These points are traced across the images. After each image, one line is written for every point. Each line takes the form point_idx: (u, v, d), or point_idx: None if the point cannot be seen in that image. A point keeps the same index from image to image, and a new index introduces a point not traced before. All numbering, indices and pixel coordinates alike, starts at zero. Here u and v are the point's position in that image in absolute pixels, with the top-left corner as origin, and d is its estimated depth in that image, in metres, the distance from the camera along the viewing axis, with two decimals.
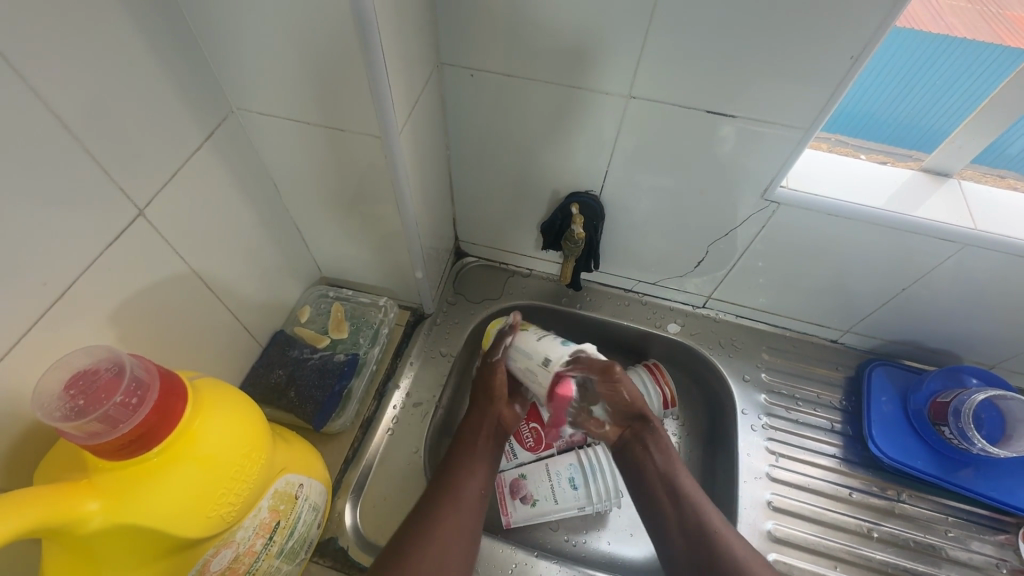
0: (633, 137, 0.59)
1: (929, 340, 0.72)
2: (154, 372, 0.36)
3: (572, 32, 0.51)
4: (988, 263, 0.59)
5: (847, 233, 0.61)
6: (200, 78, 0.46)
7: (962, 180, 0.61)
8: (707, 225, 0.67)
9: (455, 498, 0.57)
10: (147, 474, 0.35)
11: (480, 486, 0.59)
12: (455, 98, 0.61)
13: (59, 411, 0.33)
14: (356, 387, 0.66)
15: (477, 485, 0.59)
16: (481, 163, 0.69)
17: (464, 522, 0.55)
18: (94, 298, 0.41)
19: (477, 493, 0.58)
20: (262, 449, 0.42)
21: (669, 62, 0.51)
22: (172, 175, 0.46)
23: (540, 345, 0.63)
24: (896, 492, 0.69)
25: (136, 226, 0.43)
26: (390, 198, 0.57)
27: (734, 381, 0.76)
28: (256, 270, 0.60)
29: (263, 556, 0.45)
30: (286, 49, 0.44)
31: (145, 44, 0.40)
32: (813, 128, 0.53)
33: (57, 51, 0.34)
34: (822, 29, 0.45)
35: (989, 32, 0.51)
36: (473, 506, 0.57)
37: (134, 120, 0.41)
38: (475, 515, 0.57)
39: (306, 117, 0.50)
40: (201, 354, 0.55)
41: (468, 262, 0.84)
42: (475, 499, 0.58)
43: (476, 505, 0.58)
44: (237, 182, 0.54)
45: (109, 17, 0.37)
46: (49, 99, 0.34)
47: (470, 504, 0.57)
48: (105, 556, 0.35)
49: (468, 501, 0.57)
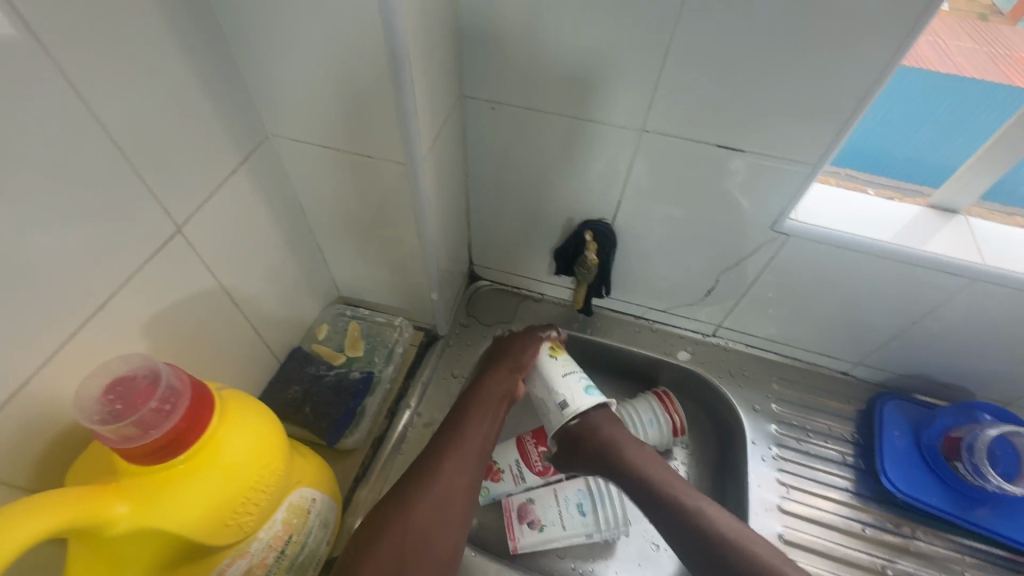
0: (644, 169, 0.62)
1: (941, 375, 0.72)
2: (187, 381, 0.37)
3: (588, 69, 0.54)
4: (999, 298, 0.60)
5: (858, 266, 0.62)
6: (239, 107, 0.50)
7: (970, 217, 0.62)
8: (718, 254, 0.68)
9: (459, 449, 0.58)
10: (173, 480, 0.36)
11: (486, 443, 0.60)
12: (476, 129, 0.64)
13: (97, 415, 0.34)
14: (369, 405, 0.68)
15: (481, 439, 0.59)
16: (498, 190, 0.71)
17: (466, 468, 0.57)
18: (131, 309, 0.43)
19: (480, 449, 0.59)
20: (280, 461, 0.43)
21: (679, 100, 0.54)
22: (209, 195, 0.48)
23: (563, 382, 0.61)
24: (911, 529, 0.67)
25: (175, 242, 0.46)
26: (410, 222, 0.59)
27: (744, 411, 0.76)
28: (279, 288, 0.62)
29: (275, 569, 0.46)
30: (321, 81, 0.47)
31: (192, 75, 0.44)
32: (819, 164, 0.55)
33: (119, 83, 0.38)
34: (823, 71, 0.48)
35: (996, 73, 0.53)
36: (474, 460, 0.58)
37: (179, 144, 0.44)
38: (476, 468, 0.58)
39: (335, 143, 0.53)
40: (223, 367, 0.57)
41: (481, 286, 0.86)
42: (476, 452, 0.58)
43: (480, 454, 0.59)
44: (267, 203, 0.56)
45: (164, 51, 0.41)
46: (104, 120, 0.37)
47: (473, 454, 0.58)
48: (126, 560, 0.36)
49: (474, 454, 0.58)
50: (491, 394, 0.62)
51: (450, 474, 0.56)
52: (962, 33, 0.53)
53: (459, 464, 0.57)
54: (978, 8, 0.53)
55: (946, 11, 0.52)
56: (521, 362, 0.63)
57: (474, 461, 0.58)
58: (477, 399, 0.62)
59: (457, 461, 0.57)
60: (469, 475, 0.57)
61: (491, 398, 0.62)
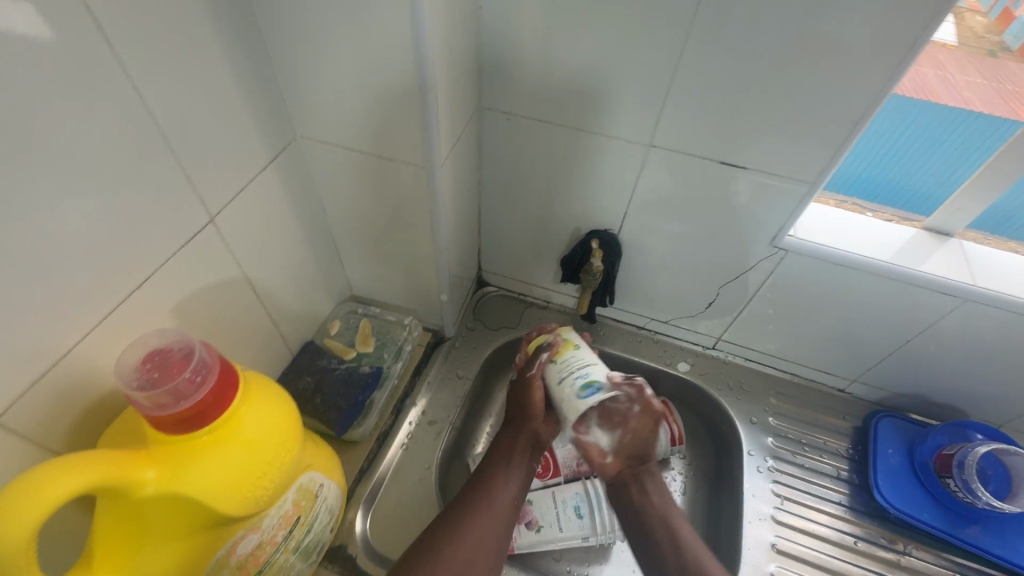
0: (650, 183, 0.65)
1: (936, 395, 0.74)
2: (217, 357, 0.40)
3: (600, 85, 0.58)
4: (990, 319, 0.62)
5: (854, 283, 0.64)
6: (273, 108, 0.53)
7: (963, 241, 0.64)
8: (719, 268, 0.71)
9: (489, 509, 0.59)
10: (197, 451, 0.38)
11: (512, 503, 0.61)
12: (491, 139, 0.68)
13: (135, 381, 0.37)
14: (377, 399, 0.70)
15: (509, 493, 0.61)
16: (509, 199, 0.74)
17: (493, 533, 0.57)
18: (164, 289, 0.46)
19: (509, 507, 0.60)
20: (295, 441, 0.45)
21: (685, 117, 0.57)
22: (241, 189, 0.52)
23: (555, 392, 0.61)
24: (903, 545, 0.68)
25: (207, 230, 0.49)
26: (425, 225, 0.62)
27: (742, 423, 0.77)
28: (297, 282, 0.65)
29: (282, 549, 0.48)
30: (351, 87, 0.50)
31: (233, 76, 0.47)
32: (817, 183, 0.57)
33: (170, 82, 0.41)
34: (822, 95, 0.51)
35: (1006, 108, 0.55)
36: (503, 518, 0.59)
37: (218, 139, 0.47)
38: (504, 526, 0.58)
39: (359, 146, 0.56)
40: (241, 354, 0.59)
41: (489, 291, 0.89)
42: (506, 506, 0.60)
43: (508, 514, 0.60)
44: (291, 200, 0.59)
45: (210, 54, 0.44)
46: (154, 110, 0.41)
47: (500, 512, 0.59)
48: (149, 525, 0.38)
49: (499, 515, 0.59)
50: (517, 445, 0.65)
51: (477, 530, 0.56)
52: (971, 70, 0.57)
53: (487, 521, 0.57)
54: (987, 45, 0.58)
55: (952, 46, 0.57)
56: (535, 405, 0.65)
57: (501, 519, 0.59)
58: (505, 450, 0.64)
59: (485, 521, 0.57)
60: (494, 535, 0.57)
61: (518, 448, 0.65)
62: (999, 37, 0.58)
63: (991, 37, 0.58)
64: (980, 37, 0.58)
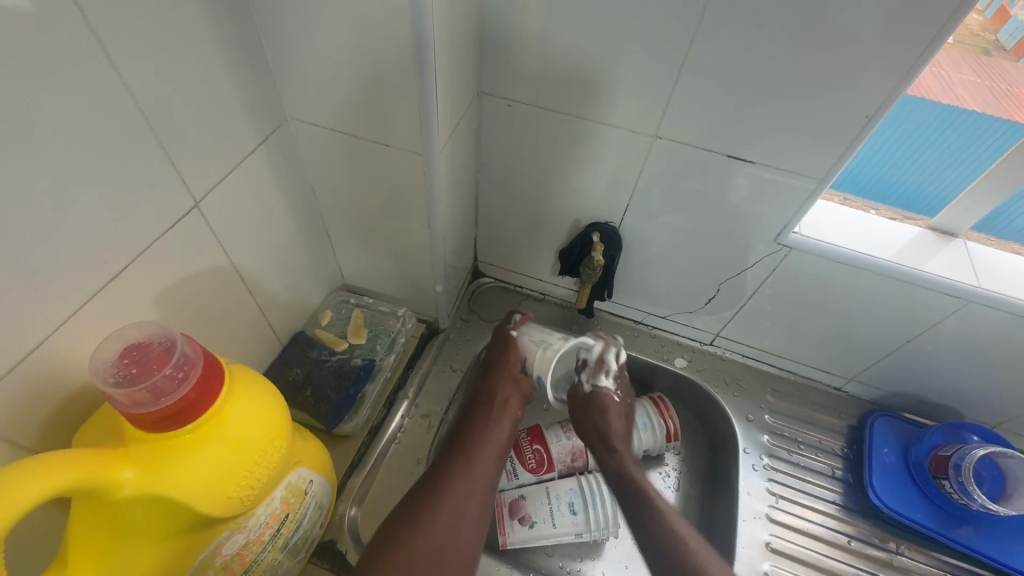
0: (654, 176, 0.63)
1: (932, 395, 0.73)
2: (200, 352, 0.38)
3: (606, 71, 0.55)
4: (992, 321, 0.61)
5: (858, 282, 0.63)
6: (262, 86, 0.50)
7: (968, 241, 0.63)
8: (720, 264, 0.69)
9: (469, 460, 0.60)
10: (179, 450, 0.36)
11: (497, 454, 0.62)
12: (490, 126, 0.65)
13: (111, 377, 0.35)
14: (369, 392, 0.68)
15: (495, 447, 0.62)
16: (507, 188, 0.72)
17: (478, 483, 0.58)
18: (144, 278, 0.44)
19: (494, 460, 0.61)
20: (283, 440, 0.44)
21: (693, 108, 0.55)
22: (227, 173, 0.49)
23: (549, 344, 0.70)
24: (895, 544, 0.68)
25: (191, 216, 0.46)
26: (420, 213, 0.60)
27: (737, 420, 0.77)
28: (286, 271, 0.63)
29: (269, 548, 0.46)
30: (344, 66, 0.47)
31: (219, 53, 0.44)
32: (825, 180, 0.56)
33: (152, 58, 0.38)
34: (836, 89, 0.49)
35: (998, 107, 0.55)
36: (489, 467, 0.60)
37: (201, 122, 0.44)
38: (489, 480, 0.59)
39: (353, 130, 0.53)
40: (228, 345, 0.57)
41: (484, 282, 0.87)
42: (491, 460, 0.61)
43: (492, 472, 0.60)
44: (280, 185, 0.57)
45: (195, 28, 0.41)
46: (133, 86, 0.38)
47: (482, 481, 0.59)
48: (131, 526, 0.36)
49: (483, 469, 0.59)
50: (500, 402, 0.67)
51: (462, 483, 0.57)
52: (964, 65, 0.56)
53: (470, 476, 0.58)
54: (981, 43, 0.56)
55: (948, 43, 0.54)
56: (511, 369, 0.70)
57: (485, 473, 0.59)
58: (486, 407, 0.66)
59: (470, 470, 0.59)
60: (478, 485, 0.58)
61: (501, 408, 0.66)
62: (994, 36, 0.56)
63: (986, 35, 0.55)
64: (975, 35, 0.55)
